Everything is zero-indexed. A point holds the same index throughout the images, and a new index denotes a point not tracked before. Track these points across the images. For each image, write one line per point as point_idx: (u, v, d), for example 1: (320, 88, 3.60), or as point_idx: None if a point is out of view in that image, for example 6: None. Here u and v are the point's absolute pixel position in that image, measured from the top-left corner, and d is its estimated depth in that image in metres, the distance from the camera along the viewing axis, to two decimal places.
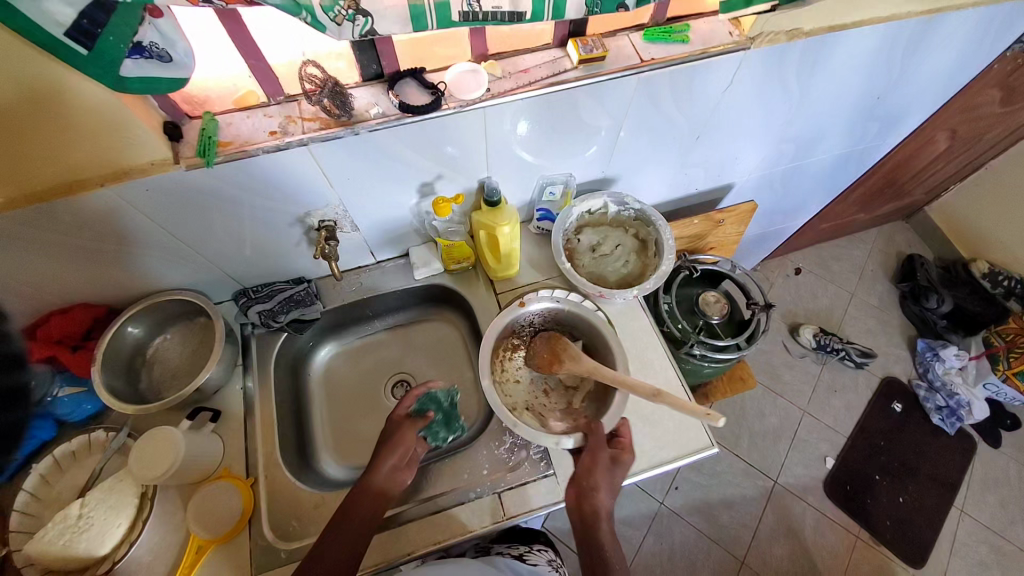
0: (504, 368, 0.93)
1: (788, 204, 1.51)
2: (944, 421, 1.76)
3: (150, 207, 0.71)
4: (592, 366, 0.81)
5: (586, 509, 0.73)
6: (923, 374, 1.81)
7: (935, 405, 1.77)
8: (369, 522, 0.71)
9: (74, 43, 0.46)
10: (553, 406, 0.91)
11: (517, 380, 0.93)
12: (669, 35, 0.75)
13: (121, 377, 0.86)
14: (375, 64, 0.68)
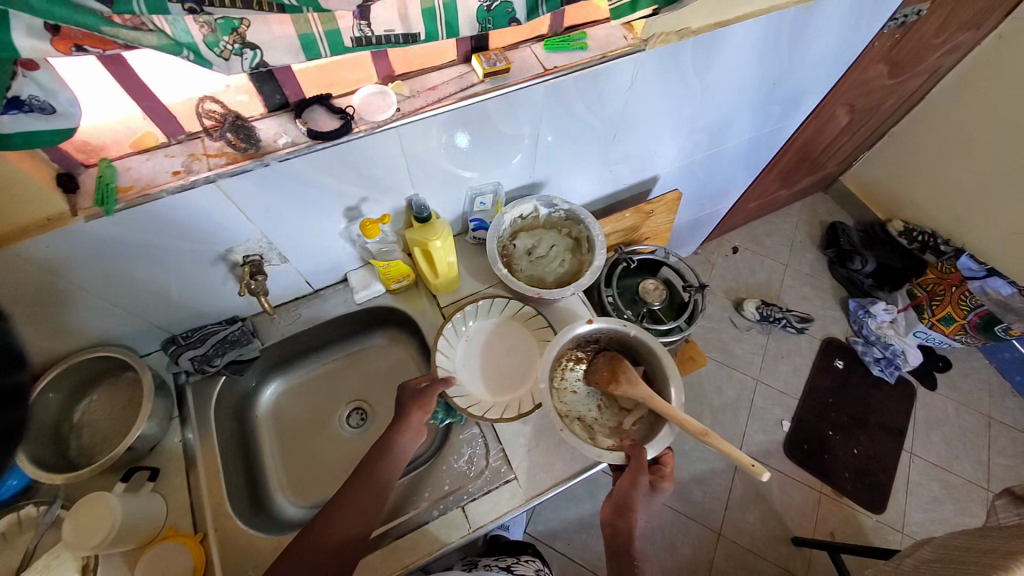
0: (563, 378, 0.92)
1: (714, 187, 1.61)
2: (884, 371, 1.90)
3: (53, 265, 0.67)
4: (651, 395, 0.81)
5: (621, 526, 0.73)
6: (859, 330, 1.95)
7: (873, 357, 1.91)
8: (339, 556, 0.67)
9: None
10: (603, 422, 0.89)
11: (574, 391, 0.91)
12: (567, 43, 0.78)
13: (46, 448, 0.79)
14: (279, 94, 0.67)
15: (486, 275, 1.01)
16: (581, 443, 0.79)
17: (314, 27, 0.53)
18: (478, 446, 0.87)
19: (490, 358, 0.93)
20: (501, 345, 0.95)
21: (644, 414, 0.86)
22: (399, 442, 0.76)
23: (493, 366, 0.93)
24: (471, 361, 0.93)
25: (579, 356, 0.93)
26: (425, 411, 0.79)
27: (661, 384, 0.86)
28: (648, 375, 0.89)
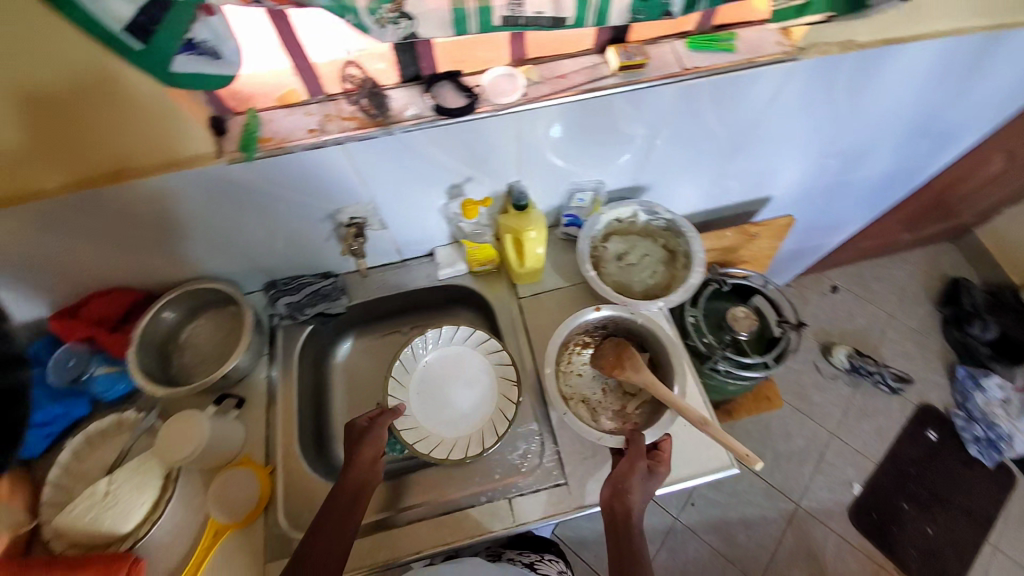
0: (569, 361, 0.89)
1: (827, 219, 1.45)
2: (983, 453, 1.67)
3: (190, 198, 0.73)
4: (655, 382, 0.78)
5: (619, 508, 0.70)
6: (961, 403, 1.72)
7: (972, 435, 1.68)
8: (351, 506, 0.71)
9: (130, 37, 0.49)
10: (606, 406, 0.87)
11: (579, 373, 0.89)
12: (714, 43, 0.74)
13: (155, 360, 0.89)
14: (414, 66, 0.68)
15: (570, 273, 0.98)
16: (584, 426, 0.78)
17: (468, 3, 0.53)
18: (534, 443, 0.84)
19: (441, 390, 0.90)
20: (456, 377, 0.90)
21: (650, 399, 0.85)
22: (362, 463, 0.74)
23: (450, 400, 0.89)
24: (426, 390, 0.89)
25: (587, 339, 0.90)
26: (379, 438, 0.77)
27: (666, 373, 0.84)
28: (654, 361, 0.86)
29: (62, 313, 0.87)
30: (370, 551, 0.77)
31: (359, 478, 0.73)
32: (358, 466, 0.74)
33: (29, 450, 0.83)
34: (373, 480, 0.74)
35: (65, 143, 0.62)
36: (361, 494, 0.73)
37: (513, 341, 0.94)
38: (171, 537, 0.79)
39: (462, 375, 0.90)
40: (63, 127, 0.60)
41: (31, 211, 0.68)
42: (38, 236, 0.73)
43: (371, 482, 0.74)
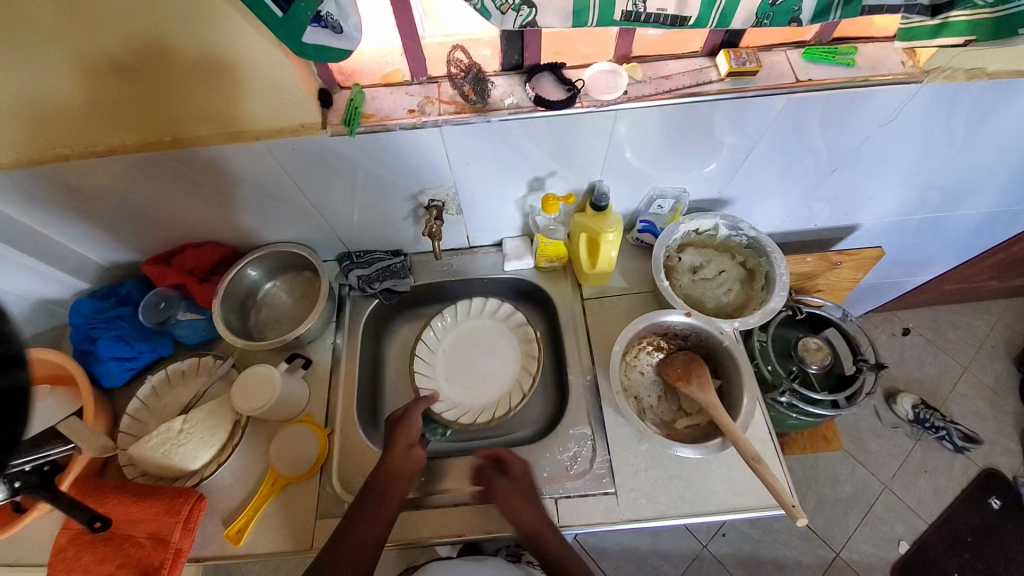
0: (636, 356, 0.88)
1: (912, 257, 1.35)
2: None
3: (290, 164, 0.77)
4: (716, 408, 0.75)
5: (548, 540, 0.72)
6: None
7: None
8: (386, 504, 0.74)
9: (273, 5, 0.49)
10: (657, 412, 0.85)
11: (641, 372, 0.88)
12: (833, 55, 0.70)
13: (236, 314, 0.94)
14: (517, 56, 0.69)
15: (637, 279, 0.96)
16: (630, 415, 0.79)
17: None
18: (585, 447, 0.83)
19: (464, 364, 0.97)
20: (474, 349, 0.99)
21: (702, 423, 0.81)
22: (399, 453, 0.79)
23: (473, 371, 0.97)
24: (448, 365, 0.97)
25: (662, 344, 0.88)
26: (413, 427, 0.82)
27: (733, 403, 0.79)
28: (723, 390, 0.82)
29: (155, 260, 0.93)
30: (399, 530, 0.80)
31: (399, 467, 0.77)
32: (396, 455, 0.78)
33: (115, 380, 0.90)
34: (412, 468, 0.78)
35: (192, 100, 0.67)
36: (400, 484, 0.76)
37: (572, 341, 0.93)
38: (232, 480, 0.85)
39: (481, 341, 0.99)
40: (189, 90, 0.65)
41: (154, 159, 0.74)
42: (150, 183, 0.79)
43: (411, 469, 0.78)
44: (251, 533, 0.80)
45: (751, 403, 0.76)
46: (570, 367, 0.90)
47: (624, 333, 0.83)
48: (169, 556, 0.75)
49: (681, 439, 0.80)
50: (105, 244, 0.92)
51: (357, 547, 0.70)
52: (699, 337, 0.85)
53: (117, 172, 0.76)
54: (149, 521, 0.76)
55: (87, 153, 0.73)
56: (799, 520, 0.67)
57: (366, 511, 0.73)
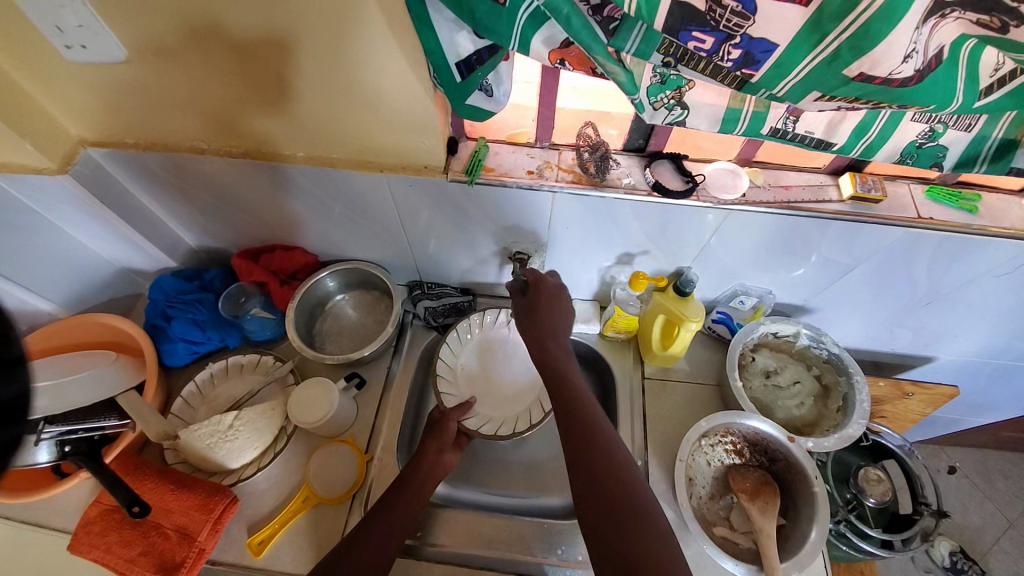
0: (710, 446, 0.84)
1: (978, 400, 1.27)
2: None
3: (401, 197, 0.80)
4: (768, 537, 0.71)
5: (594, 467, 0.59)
6: None
7: None
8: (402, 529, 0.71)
9: (456, 71, 0.54)
10: (708, 507, 0.81)
11: (708, 461, 0.83)
12: (956, 199, 0.70)
13: (305, 322, 0.96)
14: (641, 140, 0.73)
15: (703, 368, 0.94)
16: (679, 490, 0.77)
17: (746, 107, 0.54)
18: None
19: (482, 378, 0.95)
20: (491, 363, 0.96)
21: (746, 544, 0.76)
22: (430, 458, 0.78)
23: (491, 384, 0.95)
24: (468, 376, 0.95)
25: (742, 450, 0.83)
26: (448, 429, 0.82)
27: (790, 536, 0.74)
28: (783, 531, 0.76)
29: (245, 254, 0.97)
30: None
31: (428, 473, 0.76)
32: (432, 452, 0.78)
33: (177, 360, 0.93)
34: (441, 472, 0.77)
35: (331, 125, 0.72)
36: (427, 485, 0.75)
37: (626, 417, 0.90)
38: (266, 487, 0.85)
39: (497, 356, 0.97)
40: (331, 115, 0.70)
41: (277, 168, 0.79)
42: (260, 183, 0.83)
43: (439, 473, 0.77)
44: (272, 547, 0.79)
45: (814, 550, 0.70)
46: (620, 445, 0.87)
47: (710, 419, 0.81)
48: (192, 555, 0.73)
49: (715, 543, 0.76)
50: (201, 229, 0.97)
51: (380, 544, 0.68)
52: (785, 462, 0.79)
53: (237, 171, 0.81)
54: (180, 513, 0.76)
55: (219, 151, 0.78)
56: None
57: (390, 507, 0.71)
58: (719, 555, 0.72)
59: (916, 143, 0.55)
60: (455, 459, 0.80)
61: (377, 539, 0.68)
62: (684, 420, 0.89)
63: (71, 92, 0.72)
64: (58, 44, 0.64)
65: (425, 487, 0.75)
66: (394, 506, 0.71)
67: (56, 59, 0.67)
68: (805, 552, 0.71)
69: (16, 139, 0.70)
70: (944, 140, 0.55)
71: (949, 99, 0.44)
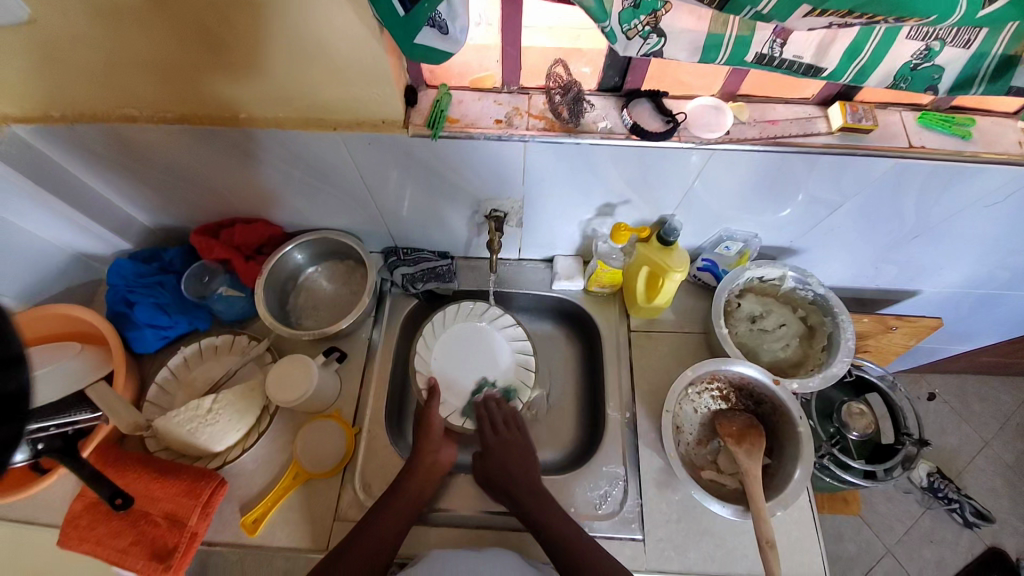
0: (696, 395, 0.84)
1: (959, 329, 1.28)
2: None
3: (362, 158, 0.74)
4: (756, 478, 0.71)
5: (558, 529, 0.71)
6: None
7: None
8: (406, 513, 0.74)
9: (398, 4, 0.47)
10: (696, 454, 0.82)
11: (695, 409, 0.84)
12: (950, 125, 0.66)
13: (276, 297, 0.92)
14: (618, 77, 0.67)
15: (689, 317, 0.93)
16: (667, 439, 0.77)
17: (729, 31, 0.48)
18: (616, 488, 0.80)
19: (462, 366, 0.91)
20: (471, 350, 0.93)
21: (733, 485, 0.77)
22: (428, 457, 0.79)
23: (473, 372, 0.91)
24: (446, 365, 0.91)
25: (729, 396, 0.84)
26: (436, 426, 0.83)
27: (776, 476, 0.76)
28: (769, 470, 0.77)
29: (203, 231, 0.91)
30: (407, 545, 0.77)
31: (422, 479, 0.77)
32: (427, 451, 0.80)
33: (146, 346, 0.89)
34: (436, 473, 0.79)
35: (276, 82, 0.65)
36: (425, 488, 0.77)
37: (613, 371, 0.89)
38: (253, 467, 0.83)
39: (476, 342, 0.93)
40: (272, 70, 0.63)
41: (223, 134, 0.72)
42: (209, 153, 0.76)
43: (435, 473, 0.79)
44: (266, 525, 0.79)
45: (799, 488, 0.71)
46: (608, 399, 0.87)
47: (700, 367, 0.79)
48: (184, 539, 0.73)
49: (703, 487, 0.77)
50: (154, 207, 0.90)
51: (377, 540, 0.71)
52: (772, 405, 0.80)
53: (180, 140, 0.74)
54: (167, 500, 0.74)
55: (154, 118, 0.71)
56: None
57: (390, 503, 0.74)
58: (708, 500, 0.73)
59: (911, 63, 0.51)
60: (452, 453, 0.82)
61: (375, 537, 0.71)
62: (672, 370, 0.89)
63: None
64: None
65: (422, 491, 0.77)
66: (395, 503, 0.74)
67: None
68: (790, 491, 0.72)
69: None
70: (941, 59, 0.50)
71: (952, 8, 0.39)
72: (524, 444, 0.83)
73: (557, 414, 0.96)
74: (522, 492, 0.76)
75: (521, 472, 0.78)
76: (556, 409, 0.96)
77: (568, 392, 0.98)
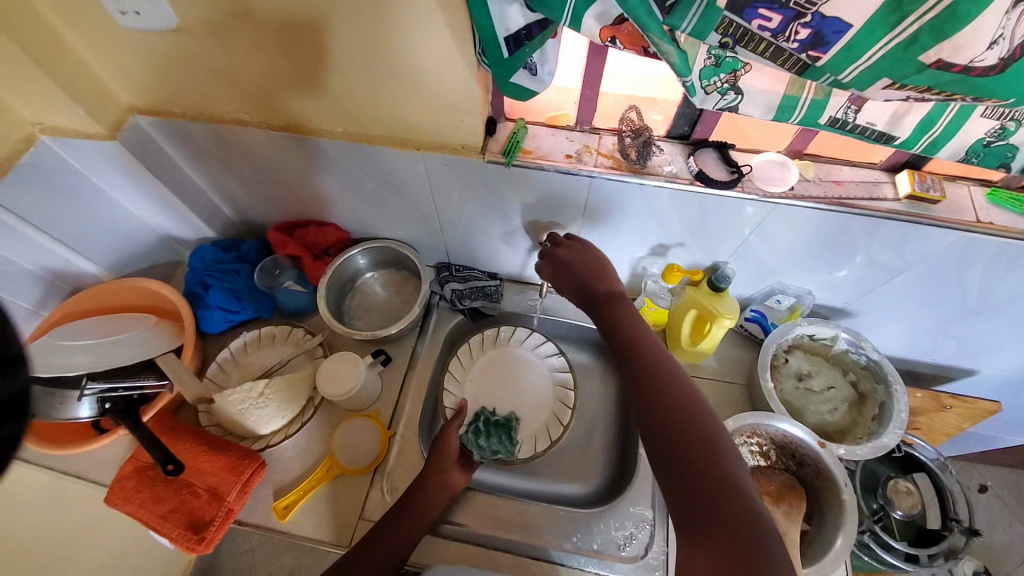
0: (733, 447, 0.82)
1: (1022, 418, 1.20)
2: None
3: (436, 177, 0.80)
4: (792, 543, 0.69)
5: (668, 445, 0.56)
6: None
7: None
8: (418, 525, 0.74)
9: (504, 45, 0.53)
10: None
11: None
12: (1021, 204, 0.65)
13: (335, 297, 0.98)
14: (686, 127, 0.70)
15: (731, 366, 0.92)
16: None
17: (805, 94, 0.51)
18: (642, 531, 0.79)
19: (493, 388, 0.96)
20: (504, 374, 0.98)
21: None
22: (437, 475, 0.78)
23: (503, 396, 0.96)
24: (478, 385, 0.97)
25: (769, 454, 0.81)
26: (451, 445, 0.82)
27: (814, 544, 0.73)
28: (806, 537, 0.74)
29: (280, 228, 0.99)
30: (419, 553, 0.78)
31: (434, 494, 0.77)
32: (436, 469, 0.79)
33: (212, 327, 0.96)
34: (447, 492, 0.78)
35: (373, 103, 0.72)
36: (432, 507, 0.76)
37: None
38: (291, 455, 0.87)
39: (510, 367, 0.98)
40: (374, 92, 0.70)
41: (316, 143, 0.79)
42: (299, 158, 0.84)
43: (446, 491, 0.78)
44: (296, 512, 0.82)
45: (838, 559, 0.68)
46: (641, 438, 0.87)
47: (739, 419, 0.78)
48: (221, 514, 0.77)
49: None
50: (240, 201, 0.99)
51: (383, 555, 0.70)
52: (814, 469, 0.77)
53: (278, 144, 0.82)
54: (211, 474, 0.79)
55: (261, 124, 0.79)
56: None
57: (404, 518, 0.74)
58: None
59: (984, 141, 0.52)
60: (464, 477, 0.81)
61: (388, 546, 0.71)
62: None
63: (120, 57, 0.73)
64: (115, 10, 0.65)
65: (430, 509, 0.76)
66: (405, 516, 0.74)
67: (109, 25, 0.68)
68: (826, 561, 0.69)
69: (70, 103, 0.72)
70: (1016, 138, 0.51)
71: None
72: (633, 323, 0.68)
73: (586, 446, 0.95)
74: None
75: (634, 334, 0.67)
76: (586, 442, 0.96)
77: (600, 426, 0.97)
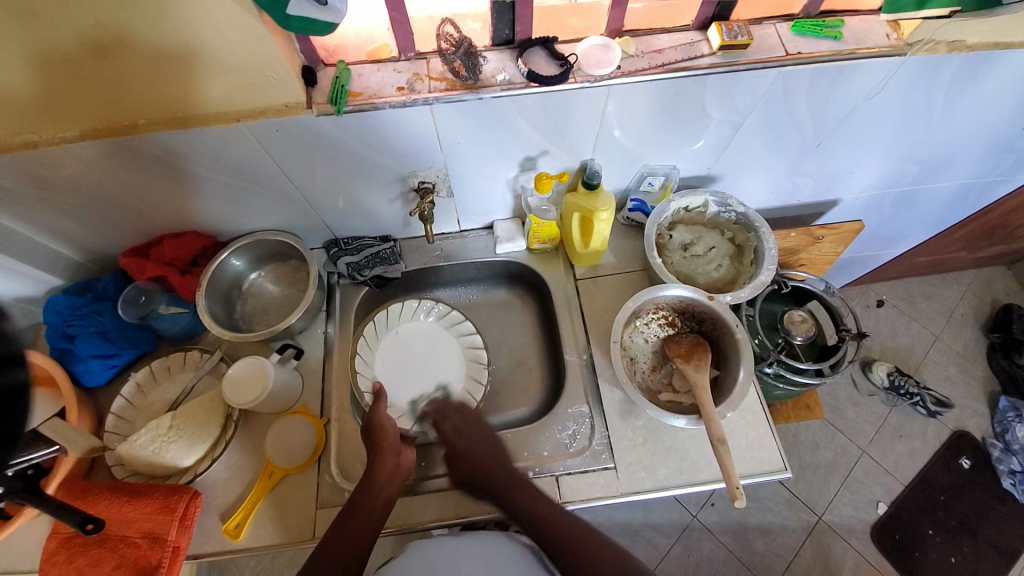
0: (638, 326, 0.88)
1: (886, 231, 1.36)
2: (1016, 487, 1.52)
3: (276, 148, 0.74)
4: (703, 387, 0.76)
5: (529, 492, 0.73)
6: (1000, 434, 1.56)
7: (1008, 467, 1.53)
8: (369, 525, 0.69)
9: None
10: (649, 383, 0.86)
11: (644, 338, 0.88)
12: (821, 28, 0.71)
13: (221, 306, 0.92)
14: (508, 30, 0.69)
15: (630, 257, 0.97)
16: (617, 363, 0.80)
17: None
18: (583, 425, 0.84)
19: (410, 363, 0.94)
20: (417, 348, 0.95)
21: (685, 402, 0.82)
22: (389, 461, 0.75)
23: (421, 371, 0.93)
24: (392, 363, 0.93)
25: (674, 321, 0.88)
26: (391, 430, 0.79)
27: (724, 387, 0.80)
28: (718, 380, 0.82)
29: (134, 252, 0.90)
30: (397, 516, 0.79)
31: (388, 475, 0.74)
32: (389, 452, 0.76)
33: (95, 379, 0.87)
34: (400, 474, 0.76)
35: (169, 80, 0.64)
36: (388, 489, 0.74)
37: (567, 318, 0.93)
38: (226, 475, 0.84)
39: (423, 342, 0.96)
40: (161, 68, 0.62)
41: (128, 144, 0.70)
42: (123, 170, 0.75)
43: (400, 474, 0.76)
44: (250, 526, 0.79)
45: (744, 387, 0.77)
46: (564, 345, 0.91)
47: (637, 298, 0.84)
48: (167, 554, 0.73)
49: (659, 407, 0.81)
50: (80, 237, 0.87)
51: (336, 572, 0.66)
52: (713, 322, 0.85)
53: (87, 159, 0.72)
54: (144, 520, 0.74)
55: (57, 139, 0.69)
56: (736, 500, 0.68)
57: (365, 502, 0.71)
58: (668, 417, 0.77)
59: None
60: (412, 455, 0.79)
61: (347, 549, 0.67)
62: (619, 308, 0.93)
63: None
64: None
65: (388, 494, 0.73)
66: (355, 518, 0.70)
67: None
68: (735, 397, 0.77)
69: None
70: None
71: None
72: (514, 473, 0.75)
73: (522, 370, 0.99)
74: (503, 484, 0.74)
75: (494, 462, 0.76)
76: (521, 368, 0.99)
77: (529, 350, 1.01)
